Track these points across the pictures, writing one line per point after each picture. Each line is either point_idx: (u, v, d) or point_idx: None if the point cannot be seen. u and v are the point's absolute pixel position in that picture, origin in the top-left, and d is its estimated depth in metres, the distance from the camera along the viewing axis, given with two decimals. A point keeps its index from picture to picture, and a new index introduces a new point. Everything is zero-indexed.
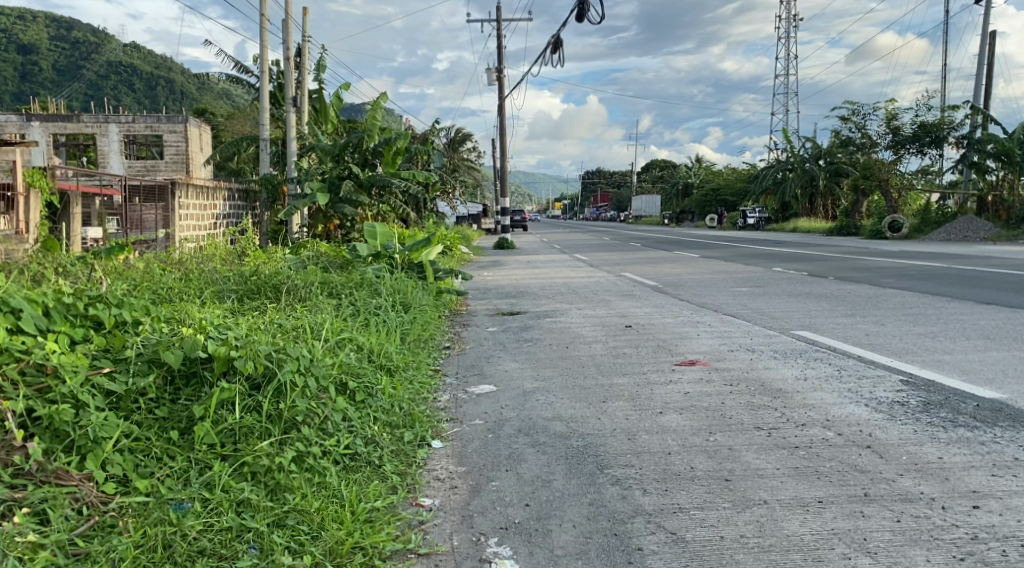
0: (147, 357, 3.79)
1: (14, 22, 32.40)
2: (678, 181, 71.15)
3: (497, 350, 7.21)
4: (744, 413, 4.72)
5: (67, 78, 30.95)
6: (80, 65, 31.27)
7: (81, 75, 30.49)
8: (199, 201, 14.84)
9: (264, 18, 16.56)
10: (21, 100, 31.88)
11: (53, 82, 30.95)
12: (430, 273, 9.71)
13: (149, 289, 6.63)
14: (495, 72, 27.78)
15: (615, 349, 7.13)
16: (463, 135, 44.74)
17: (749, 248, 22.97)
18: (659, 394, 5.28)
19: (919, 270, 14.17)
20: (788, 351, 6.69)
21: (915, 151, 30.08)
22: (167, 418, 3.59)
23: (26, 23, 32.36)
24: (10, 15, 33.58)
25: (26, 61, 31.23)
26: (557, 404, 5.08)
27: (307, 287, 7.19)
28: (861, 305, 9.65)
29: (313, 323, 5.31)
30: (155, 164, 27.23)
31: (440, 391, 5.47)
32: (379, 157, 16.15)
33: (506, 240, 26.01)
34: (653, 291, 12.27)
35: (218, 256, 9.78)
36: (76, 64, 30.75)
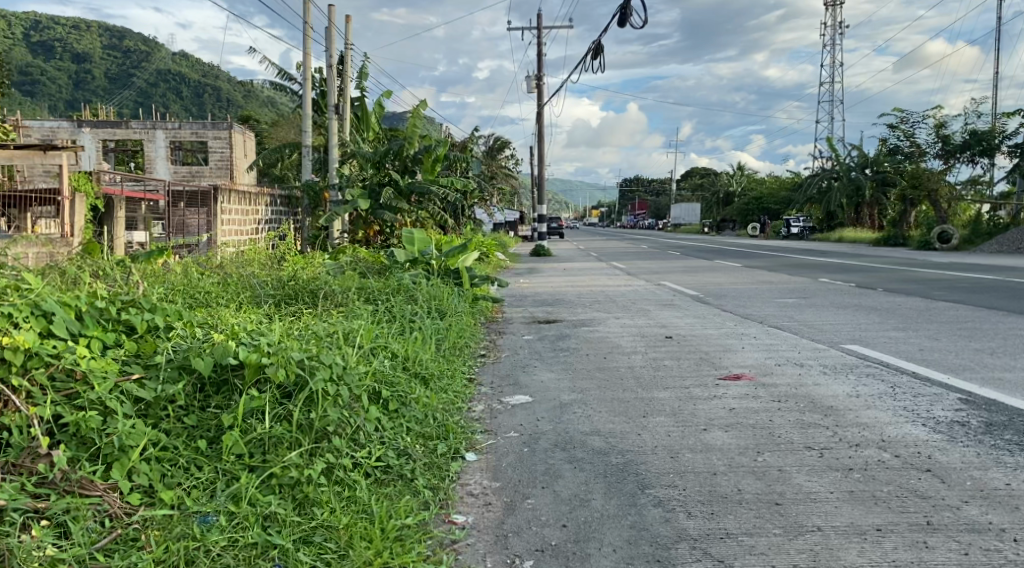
0: (177, 364, 3.71)
1: (68, 32, 33.31)
2: (719, 190, 70.34)
3: (533, 359, 7.06)
4: (793, 431, 4.50)
5: (117, 86, 31.97)
6: (131, 73, 31.99)
7: (131, 83, 31.34)
8: (241, 206, 14.95)
9: (307, 25, 16.70)
10: (74, 107, 32.77)
11: (104, 90, 32.00)
12: (466, 280, 9.60)
13: (186, 294, 6.61)
14: (534, 80, 27.69)
15: (656, 361, 6.93)
16: (502, 143, 44.81)
17: (793, 258, 22.49)
18: (703, 410, 5.08)
19: (972, 282, 13.68)
20: (838, 366, 6.43)
21: (966, 160, 29.21)
22: (195, 427, 3.50)
23: (80, 33, 33.43)
24: (65, 24, 34.56)
25: (80, 69, 32.17)
26: (596, 418, 4.91)
27: (344, 293, 7.12)
28: (912, 318, 9.31)
29: (348, 329, 5.21)
30: (200, 170, 27.83)
31: (474, 401, 5.33)
32: (418, 164, 16.10)
33: (544, 247, 25.87)
34: (694, 301, 12.00)
35: (257, 261, 9.79)
36: (126, 72, 31.51)
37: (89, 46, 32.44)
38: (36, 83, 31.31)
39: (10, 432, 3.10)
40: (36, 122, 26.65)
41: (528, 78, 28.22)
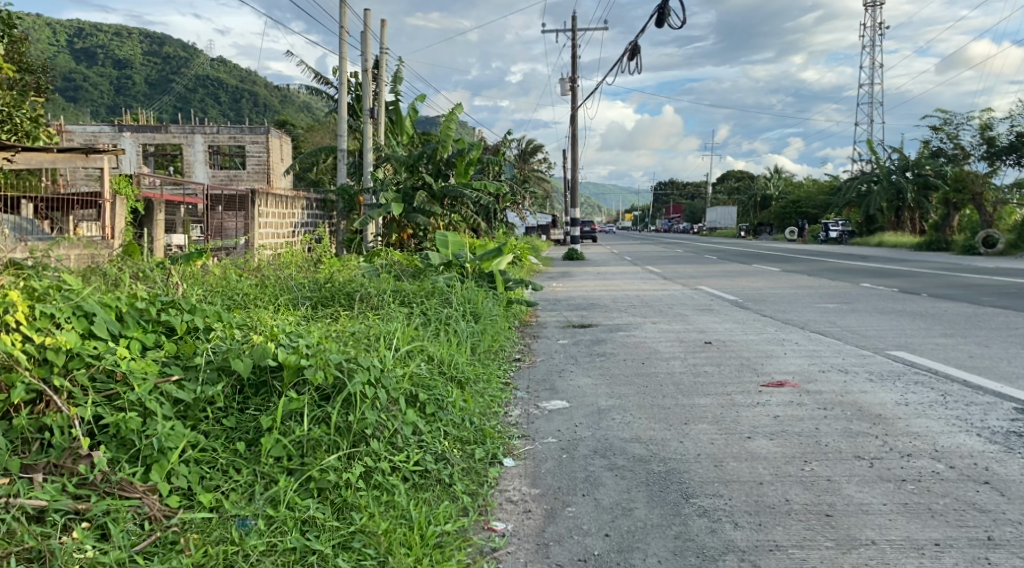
0: (216, 365, 3.70)
1: (111, 39, 33.92)
2: (754, 194, 69.59)
3: (569, 363, 6.97)
4: (841, 440, 4.36)
5: (158, 91, 32.75)
6: (171, 78, 32.50)
7: (171, 89, 31.83)
8: (278, 210, 15.08)
9: (343, 29, 16.86)
10: (116, 112, 33.43)
11: (145, 96, 32.94)
12: (501, 283, 9.56)
13: (225, 295, 6.65)
14: (569, 82, 27.63)
15: (695, 367, 6.80)
16: (535, 147, 44.77)
17: (831, 263, 22.09)
18: (746, 417, 4.95)
19: (1020, 288, 13.29)
20: (885, 374, 6.25)
21: (1012, 163, 28.45)
22: (233, 429, 3.49)
23: (123, 40, 34.14)
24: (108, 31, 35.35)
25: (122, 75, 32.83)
26: (635, 425, 4.81)
27: (380, 296, 7.11)
28: (960, 325, 9.05)
29: (386, 331, 5.19)
30: (237, 173, 28.23)
31: (511, 405, 5.26)
32: (452, 167, 16.17)
33: (577, 251, 25.76)
34: (732, 306, 11.81)
35: (292, 263, 9.82)
36: (167, 78, 31.96)
37: (132, 53, 33.14)
38: (80, 89, 31.89)
39: (52, 431, 3.10)
40: (79, 127, 27.18)
41: (563, 81, 28.15)
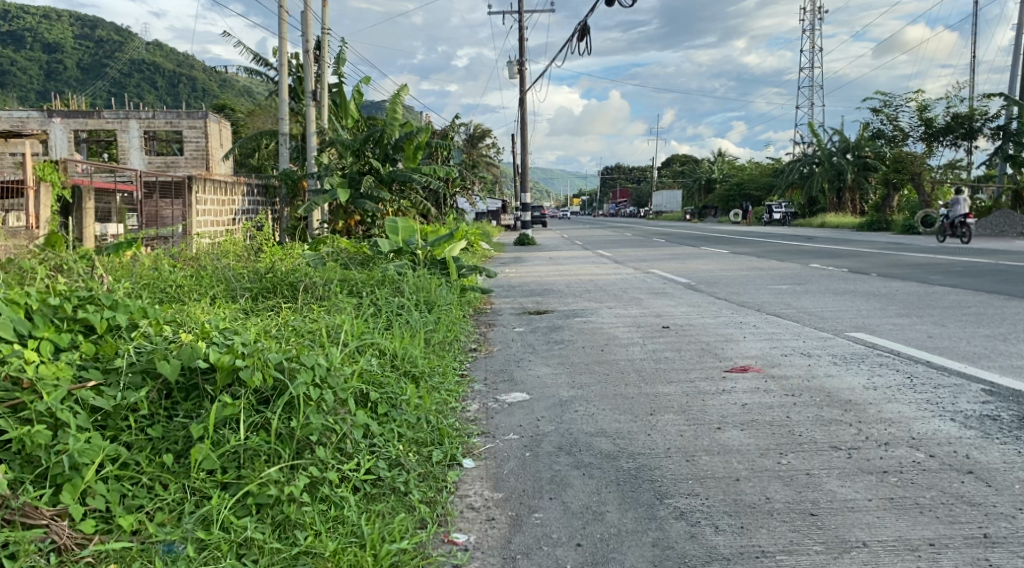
0: (140, 367, 3.31)
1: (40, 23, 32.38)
2: (699, 176, 70.41)
3: (527, 352, 6.70)
4: (815, 429, 4.18)
5: (90, 76, 31.23)
6: (103, 63, 31.20)
7: (104, 73, 30.53)
8: (217, 196, 14.42)
9: (282, 9, 16.26)
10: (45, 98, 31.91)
11: (77, 81, 31.28)
12: (453, 271, 9.22)
13: (155, 290, 6.19)
14: (516, 65, 27.31)
15: (656, 353, 6.58)
16: (483, 131, 44.32)
17: (777, 244, 22.29)
18: (713, 406, 4.75)
19: (965, 266, 13.46)
20: (848, 356, 6.14)
21: (949, 144, 29.06)
22: (161, 439, 3.11)
23: (51, 24, 32.69)
24: (35, 15, 33.79)
25: (51, 59, 31.31)
26: (599, 417, 4.56)
27: (326, 286, 6.73)
28: (914, 304, 9.06)
29: (332, 327, 4.86)
30: (175, 160, 27.05)
31: (468, 399, 4.97)
32: (400, 150, 15.63)
33: (527, 236, 25.54)
34: (686, 289, 11.68)
35: (232, 252, 9.31)
36: (98, 62, 30.64)
37: (61, 37, 31.69)
38: (7, 74, 30.71)
39: None
40: (4, 112, 25.90)
41: (511, 63, 27.81)
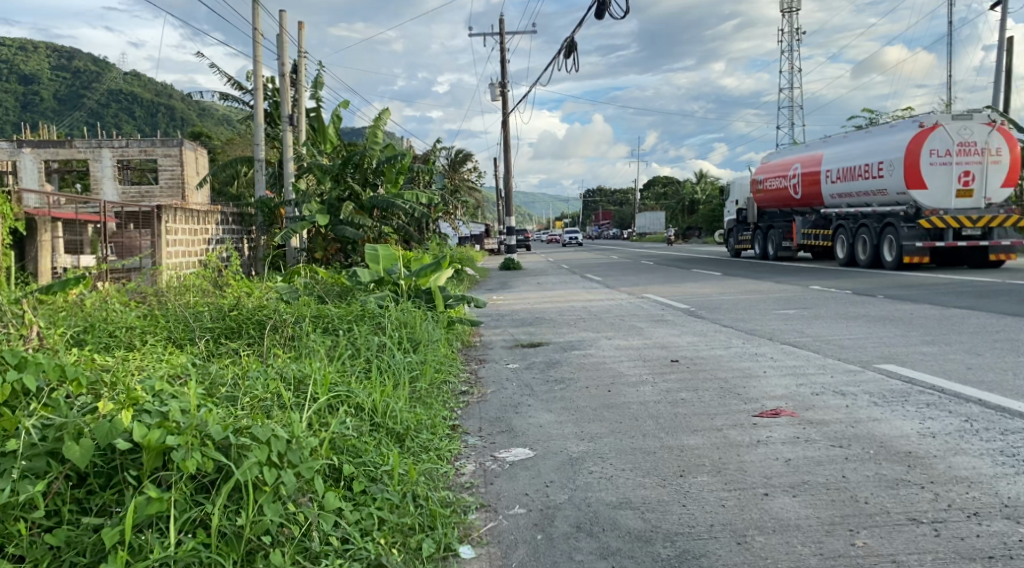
0: (45, 449, 2.55)
1: (14, 52, 31.04)
2: (681, 199, 70.06)
3: (525, 395, 5.93)
4: (883, 495, 3.47)
5: (67, 107, 30.15)
6: (81, 93, 30.16)
7: (81, 104, 29.61)
8: (188, 227, 13.53)
9: (257, 32, 15.65)
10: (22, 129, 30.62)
11: (54, 112, 30.03)
12: (439, 303, 8.46)
13: (97, 339, 5.40)
14: (499, 88, 26.77)
15: (670, 393, 5.84)
16: (464, 156, 43.57)
17: (769, 264, 21.69)
18: (751, 464, 4.03)
19: (972, 286, 12.89)
20: (889, 395, 5.46)
21: None
22: (65, 548, 2.38)
23: (27, 54, 31.55)
24: (11, 45, 32.45)
25: (28, 91, 29.85)
26: (620, 481, 3.84)
27: (297, 324, 5.98)
28: (937, 329, 8.43)
29: (301, 380, 4.12)
30: (150, 190, 26.32)
31: (461, 459, 4.23)
32: (381, 176, 15.01)
33: (513, 261, 24.76)
34: (687, 316, 10.98)
35: (193, 285, 8.47)
36: (76, 92, 29.66)
37: (38, 67, 30.31)
38: None
39: None
40: None
41: (494, 86, 27.29)
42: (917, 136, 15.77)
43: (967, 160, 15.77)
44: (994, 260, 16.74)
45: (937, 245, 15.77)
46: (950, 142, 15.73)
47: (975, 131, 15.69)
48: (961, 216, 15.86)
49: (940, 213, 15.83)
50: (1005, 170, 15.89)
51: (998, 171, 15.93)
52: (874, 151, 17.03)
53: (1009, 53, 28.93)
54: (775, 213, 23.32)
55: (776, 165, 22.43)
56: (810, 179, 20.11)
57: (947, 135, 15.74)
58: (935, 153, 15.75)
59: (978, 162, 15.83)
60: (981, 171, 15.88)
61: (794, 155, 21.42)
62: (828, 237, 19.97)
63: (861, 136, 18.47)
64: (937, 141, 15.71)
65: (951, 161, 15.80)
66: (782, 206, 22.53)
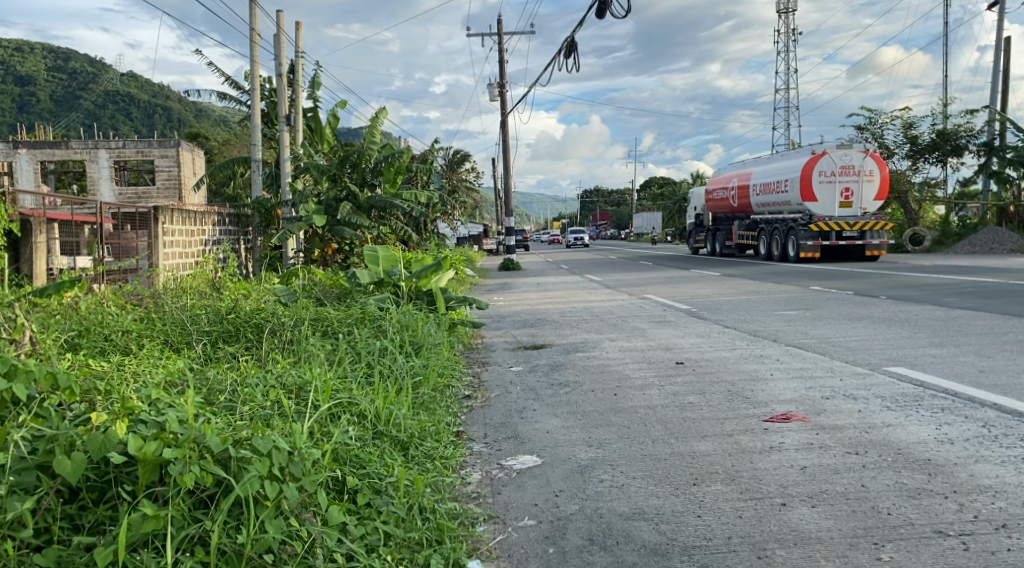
0: (34, 462, 2.42)
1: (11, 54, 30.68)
2: (678, 199, 69.95)
3: (529, 399, 5.80)
4: (905, 506, 3.36)
5: (64, 108, 29.92)
6: (78, 94, 29.96)
7: (78, 104, 29.40)
8: (185, 228, 13.38)
9: (254, 31, 15.51)
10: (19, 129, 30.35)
11: (51, 113, 29.81)
12: (440, 305, 8.32)
13: (92, 344, 5.26)
14: (497, 88, 26.66)
15: (678, 397, 5.72)
16: (462, 156, 43.41)
17: (769, 265, 21.58)
18: (766, 472, 3.90)
19: (975, 286, 12.79)
20: (902, 398, 5.34)
21: (934, 161, 28.21)
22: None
23: (23, 55, 31.31)
24: (7, 45, 32.20)
25: (24, 92, 29.61)
26: (632, 490, 3.71)
27: (296, 328, 5.84)
28: (944, 331, 8.33)
29: (301, 386, 4.00)
30: (147, 190, 26.07)
31: (467, 468, 4.10)
32: (379, 175, 14.86)
33: (512, 261, 24.61)
34: (689, 317, 10.87)
35: (190, 288, 8.34)
36: (73, 93, 29.47)
37: (34, 68, 30.08)
38: None
39: None
40: None
41: (493, 86, 27.17)
42: (810, 160, 20.23)
43: (847, 180, 20.17)
44: (874, 257, 20.90)
45: (823, 244, 20.20)
46: (835, 165, 20.11)
47: (854, 158, 20.13)
48: (840, 222, 20.28)
49: (826, 219, 20.19)
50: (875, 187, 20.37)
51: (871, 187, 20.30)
52: (786, 169, 21.20)
53: (1008, 53, 28.86)
54: (724, 217, 27.64)
55: (724, 177, 26.74)
56: (744, 191, 24.49)
57: (832, 160, 20.13)
58: (823, 173, 20.18)
59: (856, 181, 20.24)
60: (859, 187, 20.29)
61: (737, 170, 25.65)
62: (757, 238, 24.33)
63: (781, 156, 22.66)
64: (825, 164, 20.10)
65: (835, 180, 20.24)
66: (728, 213, 26.93)
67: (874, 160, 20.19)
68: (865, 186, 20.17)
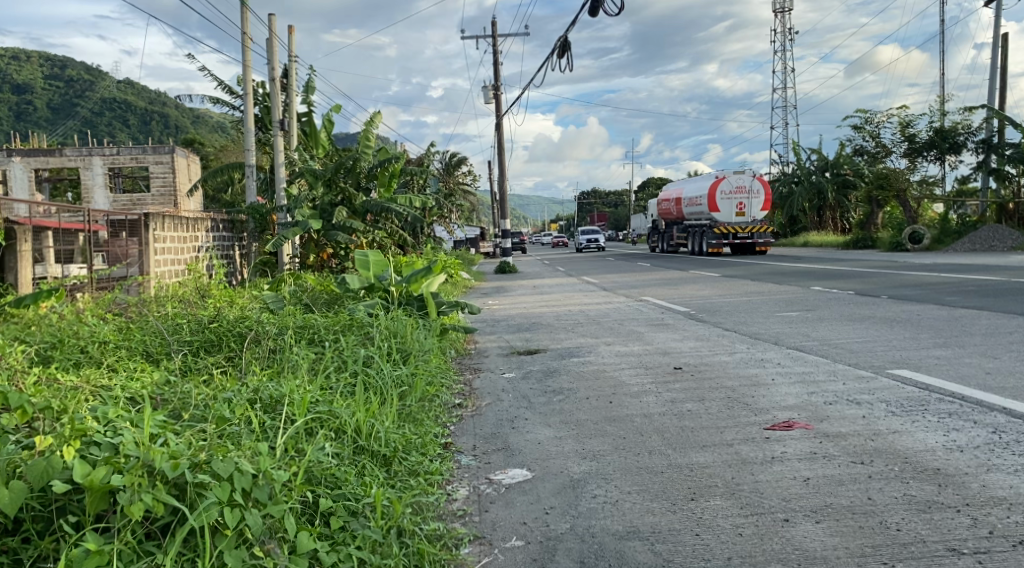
0: None
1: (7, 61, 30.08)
2: None
3: (521, 408, 5.60)
4: (916, 521, 3.16)
5: (61, 116, 29.58)
6: (75, 102, 29.66)
7: (74, 112, 29.09)
8: (177, 234, 13.16)
9: (246, 36, 15.36)
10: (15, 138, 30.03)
11: (48, 122, 29.49)
12: (431, 309, 8.09)
13: (66, 356, 5.07)
14: (493, 90, 26.46)
15: (675, 405, 5.52)
16: (459, 159, 43.23)
17: (767, 265, 21.39)
18: (768, 485, 3.71)
19: (977, 285, 12.59)
20: (908, 402, 5.15)
21: (933, 159, 28.04)
22: None
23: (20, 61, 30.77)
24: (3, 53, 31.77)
25: (21, 100, 29.29)
26: (626, 507, 3.52)
27: (280, 336, 5.64)
28: (947, 331, 8.14)
29: (278, 400, 3.81)
30: (141, 198, 25.57)
31: (453, 483, 3.90)
32: (373, 179, 14.71)
33: (509, 264, 24.40)
34: (687, 320, 10.69)
35: (176, 297, 8.12)
36: (69, 101, 29.21)
37: (31, 76, 29.41)
38: None
39: None
40: None
41: (488, 88, 26.99)
42: (715, 182, 27.46)
43: (741, 197, 27.46)
44: (760, 250, 28.78)
45: (724, 243, 27.47)
46: (732, 186, 27.37)
47: (746, 180, 27.32)
48: (735, 227, 27.68)
49: (726, 225, 27.59)
50: (764, 200, 27.26)
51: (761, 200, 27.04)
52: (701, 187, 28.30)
53: (1005, 49, 28.67)
54: (669, 223, 34.26)
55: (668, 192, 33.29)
56: (679, 203, 31.09)
57: (730, 182, 27.40)
58: (724, 191, 27.32)
59: (748, 197, 27.51)
60: (749, 202, 27.55)
61: (675, 187, 32.32)
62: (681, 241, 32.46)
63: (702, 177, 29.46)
64: (725, 184, 27.41)
65: (733, 196, 27.46)
66: (670, 220, 33.51)
67: (761, 182, 27.28)
68: (753, 201, 27.50)
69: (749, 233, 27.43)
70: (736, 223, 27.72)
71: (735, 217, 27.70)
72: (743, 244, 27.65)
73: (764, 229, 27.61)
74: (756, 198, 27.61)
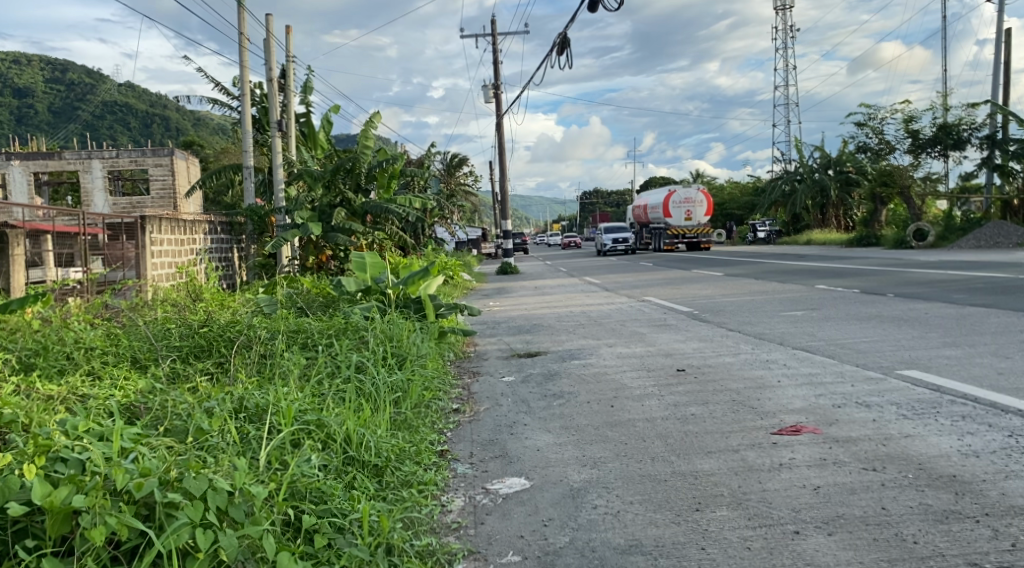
0: None
1: (8, 65, 29.66)
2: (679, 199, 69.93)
3: (521, 413, 5.44)
4: (934, 534, 2.99)
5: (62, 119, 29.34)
6: (76, 106, 29.45)
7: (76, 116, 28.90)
8: (174, 236, 13.01)
9: (243, 36, 15.22)
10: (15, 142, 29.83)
11: (49, 125, 29.27)
12: (429, 312, 7.92)
13: (50, 363, 4.94)
14: (493, 89, 26.26)
15: (679, 409, 5.35)
16: (461, 160, 43.05)
17: (771, 264, 21.16)
18: (776, 494, 3.54)
19: (985, 282, 12.39)
20: (920, 405, 4.98)
21: (936, 155, 27.83)
22: None
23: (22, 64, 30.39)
24: (5, 57, 31.44)
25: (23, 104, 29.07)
26: (627, 518, 3.37)
27: (272, 341, 5.50)
28: (956, 330, 7.96)
29: (263, 409, 3.67)
30: (142, 200, 25.64)
31: (449, 492, 3.76)
32: (372, 180, 14.55)
33: (511, 265, 24.22)
34: (691, 320, 10.53)
35: (170, 300, 7.98)
36: (71, 105, 29.02)
37: (32, 79, 29.11)
38: None
39: None
40: None
41: (489, 88, 26.80)
42: (667, 195, 33.31)
43: (689, 206, 33.29)
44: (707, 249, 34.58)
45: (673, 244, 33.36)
46: (680, 197, 33.30)
47: (692, 192, 33.16)
48: (683, 231, 33.51)
49: (676, 229, 33.41)
50: (706, 208, 33.36)
51: (703, 208, 33.03)
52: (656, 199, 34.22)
53: (1008, 43, 28.43)
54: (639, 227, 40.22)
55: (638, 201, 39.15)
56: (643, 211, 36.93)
57: (679, 194, 33.30)
58: (675, 202, 33.21)
59: (693, 207, 33.39)
60: (695, 210, 33.47)
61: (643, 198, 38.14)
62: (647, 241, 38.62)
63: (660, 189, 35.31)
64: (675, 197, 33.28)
65: (682, 206, 33.32)
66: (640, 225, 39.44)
67: (703, 193, 33.20)
68: (698, 210, 33.40)
69: (695, 236, 33.38)
70: (684, 227, 33.90)
71: (684, 222, 33.52)
72: (691, 244, 33.65)
73: (707, 233, 33.42)
74: (700, 206, 33.69)
